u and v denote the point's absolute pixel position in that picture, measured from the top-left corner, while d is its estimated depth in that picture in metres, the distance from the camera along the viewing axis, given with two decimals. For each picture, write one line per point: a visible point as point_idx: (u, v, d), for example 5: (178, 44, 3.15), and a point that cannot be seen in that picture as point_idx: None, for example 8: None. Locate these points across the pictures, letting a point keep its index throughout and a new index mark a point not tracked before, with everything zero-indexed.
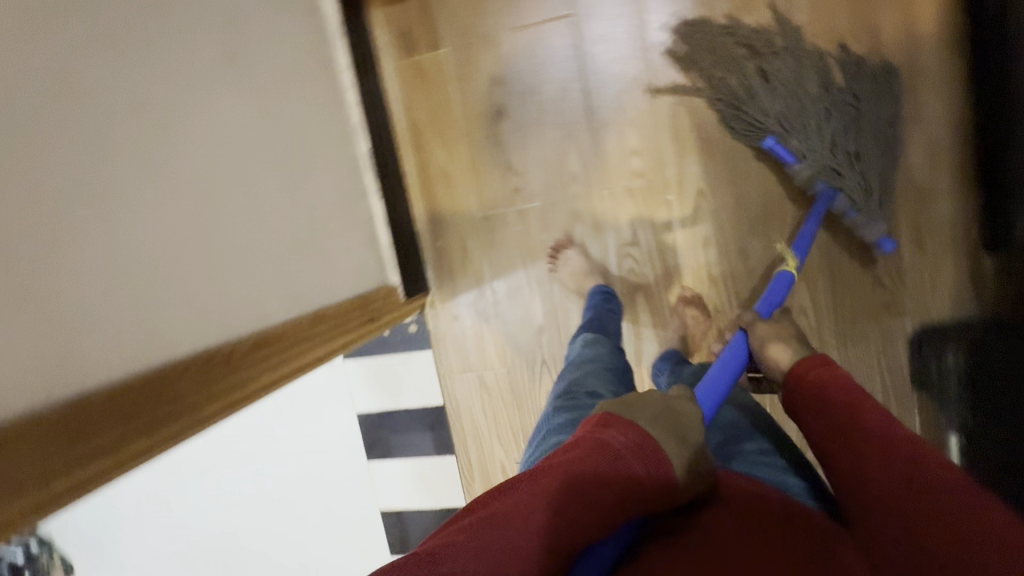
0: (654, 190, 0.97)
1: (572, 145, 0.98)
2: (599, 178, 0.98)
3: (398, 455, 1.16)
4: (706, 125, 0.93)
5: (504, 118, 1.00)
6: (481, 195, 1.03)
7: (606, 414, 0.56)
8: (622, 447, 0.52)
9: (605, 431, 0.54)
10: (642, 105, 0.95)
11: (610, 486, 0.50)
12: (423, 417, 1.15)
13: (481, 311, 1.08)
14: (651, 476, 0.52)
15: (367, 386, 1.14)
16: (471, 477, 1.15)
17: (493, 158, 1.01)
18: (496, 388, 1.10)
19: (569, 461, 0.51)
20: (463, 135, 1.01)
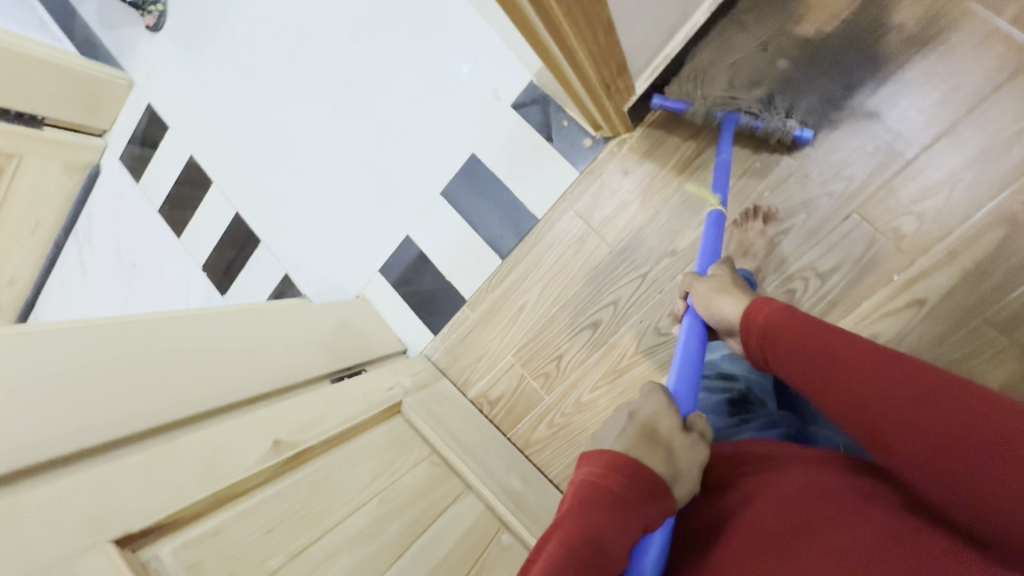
0: (890, 255, 0.88)
1: (873, 155, 0.89)
2: (858, 199, 0.89)
3: (464, 214, 1.14)
4: (989, 260, 0.85)
5: (851, 75, 0.89)
6: None
7: (583, 456, 0.57)
8: (600, 478, 0.53)
9: (583, 472, 0.56)
10: (961, 191, 0.86)
11: (597, 521, 0.50)
12: (508, 210, 1.11)
13: (645, 192, 1.01)
14: (633, 489, 0.52)
15: (501, 144, 1.10)
16: (490, 294, 1.14)
17: (805, 92, 0.91)
18: (586, 253, 1.05)
19: (574, 510, 0.51)
20: (806, 50, 0.91)
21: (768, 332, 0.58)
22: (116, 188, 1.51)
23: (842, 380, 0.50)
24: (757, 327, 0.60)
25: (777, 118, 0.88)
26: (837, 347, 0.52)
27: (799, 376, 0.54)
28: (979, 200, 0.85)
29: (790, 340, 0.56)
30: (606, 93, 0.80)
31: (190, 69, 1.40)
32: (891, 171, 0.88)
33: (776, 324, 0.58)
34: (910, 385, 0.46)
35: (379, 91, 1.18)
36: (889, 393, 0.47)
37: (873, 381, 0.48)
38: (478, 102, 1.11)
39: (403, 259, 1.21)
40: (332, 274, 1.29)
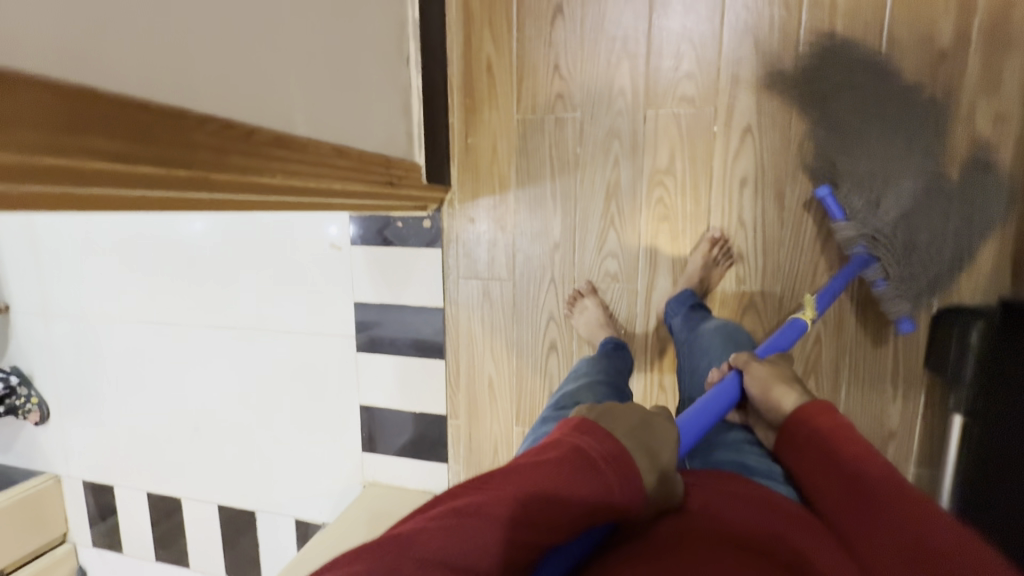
0: (701, 116, 0.93)
1: (625, 58, 0.95)
2: (645, 97, 0.95)
3: (387, 351, 1.16)
4: (771, 59, 0.89)
5: (559, 18, 0.96)
6: (521, 97, 1.00)
7: (584, 423, 0.57)
8: (599, 457, 0.53)
9: (582, 437, 0.55)
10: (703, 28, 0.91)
11: (574, 488, 0.50)
12: (416, 321, 1.13)
13: (499, 221, 1.06)
14: (619, 484, 0.53)
15: (368, 278, 1.14)
16: (459, 395, 1.14)
17: (542, 58, 0.98)
18: (499, 299, 1.08)
19: (545, 464, 0.52)
20: (517, 29, 0.98)
21: (817, 433, 0.67)
22: (109, 567, 1.46)
23: (858, 488, 0.58)
24: (819, 424, 0.67)
25: (856, 208, 0.87)
26: (871, 460, 0.60)
27: (828, 472, 0.62)
28: (724, 22, 0.90)
29: (840, 440, 0.64)
30: (390, 188, 0.83)
31: (96, 423, 1.40)
32: (648, 56, 0.94)
33: (832, 430, 0.65)
34: (903, 518, 0.53)
35: (250, 317, 1.21)
36: (886, 500, 0.55)
37: (883, 498, 0.56)
38: (327, 262, 1.15)
39: (373, 425, 1.20)
40: (330, 486, 1.26)
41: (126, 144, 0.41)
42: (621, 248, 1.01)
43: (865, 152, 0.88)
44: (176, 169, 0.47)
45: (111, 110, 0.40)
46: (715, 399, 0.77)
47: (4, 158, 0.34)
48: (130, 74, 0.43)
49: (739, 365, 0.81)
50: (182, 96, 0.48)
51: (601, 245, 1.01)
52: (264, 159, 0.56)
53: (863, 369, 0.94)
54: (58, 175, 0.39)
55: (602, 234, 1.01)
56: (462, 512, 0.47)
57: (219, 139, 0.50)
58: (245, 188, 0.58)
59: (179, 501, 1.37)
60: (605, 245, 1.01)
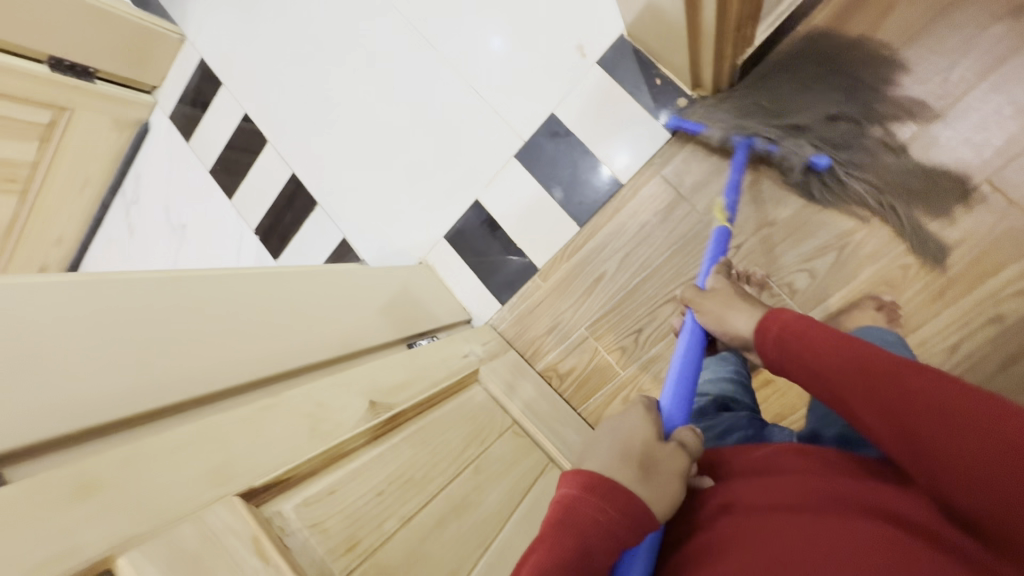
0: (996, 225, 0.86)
1: (1000, 128, 0.86)
2: (968, 166, 0.87)
3: (540, 177, 1.08)
4: None
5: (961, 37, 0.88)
6: (863, 73, 0.91)
7: (562, 473, 0.53)
8: (592, 510, 0.49)
9: (570, 488, 0.52)
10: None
11: (571, 548, 0.47)
12: (585, 177, 1.05)
13: (740, 157, 0.96)
14: (625, 525, 0.49)
15: (582, 102, 1.04)
16: (562, 265, 1.09)
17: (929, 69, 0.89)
18: (675, 220, 1.00)
19: (539, 537, 0.49)
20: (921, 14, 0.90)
21: (785, 342, 0.56)
22: (165, 148, 1.47)
23: (858, 387, 0.48)
24: (775, 337, 0.57)
25: (795, 147, 0.90)
26: (857, 357, 0.49)
27: (829, 391, 0.51)
28: None
29: (809, 351, 0.53)
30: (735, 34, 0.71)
31: (248, 23, 1.34)
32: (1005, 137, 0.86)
33: (792, 335, 0.55)
34: (939, 403, 0.44)
35: (452, 46, 1.12)
36: (898, 401, 0.46)
37: (896, 382, 0.46)
38: (560, 58, 1.05)
39: (471, 225, 1.15)
40: (393, 239, 1.23)
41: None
42: (821, 273, 0.92)
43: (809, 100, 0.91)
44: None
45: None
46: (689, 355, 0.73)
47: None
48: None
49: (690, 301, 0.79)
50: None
51: (807, 255, 0.93)
52: None
53: None
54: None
55: (818, 249, 0.92)
56: None
57: None
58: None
59: (264, 143, 1.36)
60: (810, 258, 0.93)
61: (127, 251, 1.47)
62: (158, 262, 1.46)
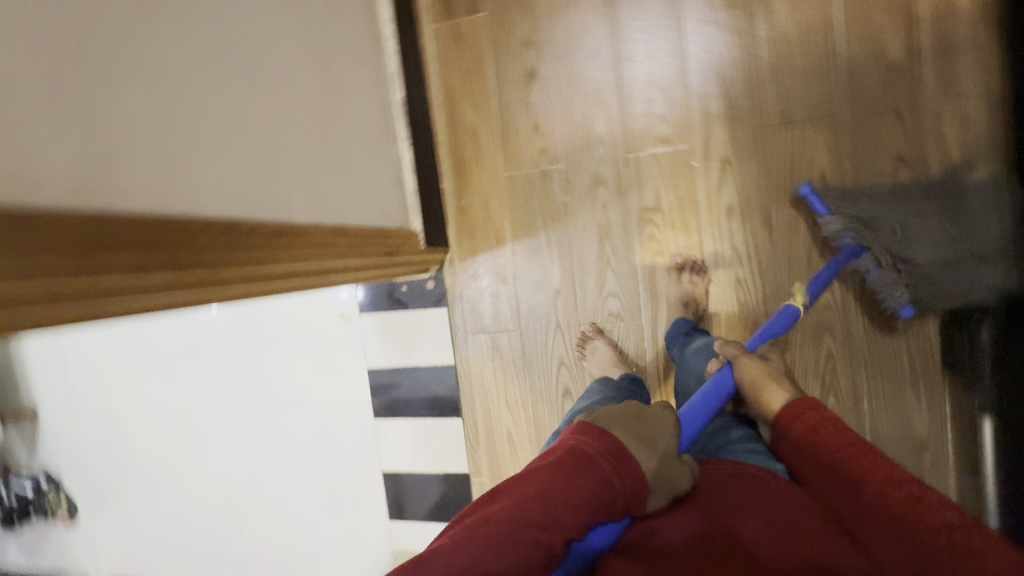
0: (677, 158, 0.98)
1: (612, 106, 1.01)
2: (623, 143, 1.01)
3: (404, 414, 1.16)
4: (740, 101, 0.95)
5: (530, 87, 1.04)
6: (508, 157, 1.06)
7: (584, 424, 0.62)
8: (597, 454, 0.57)
9: (578, 437, 0.60)
10: (669, 70, 0.97)
11: (574, 488, 0.55)
12: (431, 385, 1.15)
13: (500, 275, 1.09)
14: (619, 477, 0.56)
15: (378, 344, 1.16)
16: (480, 452, 1.13)
17: (526, 121, 1.05)
18: (509, 349, 1.09)
19: (545, 467, 0.57)
20: (495, 99, 1.06)
21: (807, 426, 0.66)
22: None
23: (837, 477, 0.59)
24: (803, 416, 0.67)
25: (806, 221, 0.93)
26: (858, 456, 0.60)
27: (815, 472, 0.62)
28: (685, 76, 0.97)
29: (822, 438, 0.64)
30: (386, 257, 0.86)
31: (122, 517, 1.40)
32: (623, 109, 1.00)
33: (821, 426, 0.65)
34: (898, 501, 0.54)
35: (266, 397, 1.23)
36: (859, 494, 0.57)
37: (875, 478, 0.57)
38: (337, 332, 1.18)
39: (396, 491, 1.19)
40: (358, 561, 1.23)
41: (137, 266, 0.46)
42: (621, 286, 1.03)
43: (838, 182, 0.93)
44: (175, 282, 0.51)
45: (126, 228, 0.45)
46: (712, 397, 0.76)
47: (26, 301, 0.40)
48: (141, 202, 0.48)
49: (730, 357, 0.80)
50: (191, 207, 0.53)
51: (601, 286, 1.03)
52: (261, 245, 0.60)
53: (881, 380, 0.92)
54: (79, 295, 0.44)
55: (601, 275, 1.03)
56: (493, 528, 0.51)
57: (218, 238, 0.54)
58: (246, 280, 0.61)
59: None
60: (606, 284, 1.03)
61: None
62: None
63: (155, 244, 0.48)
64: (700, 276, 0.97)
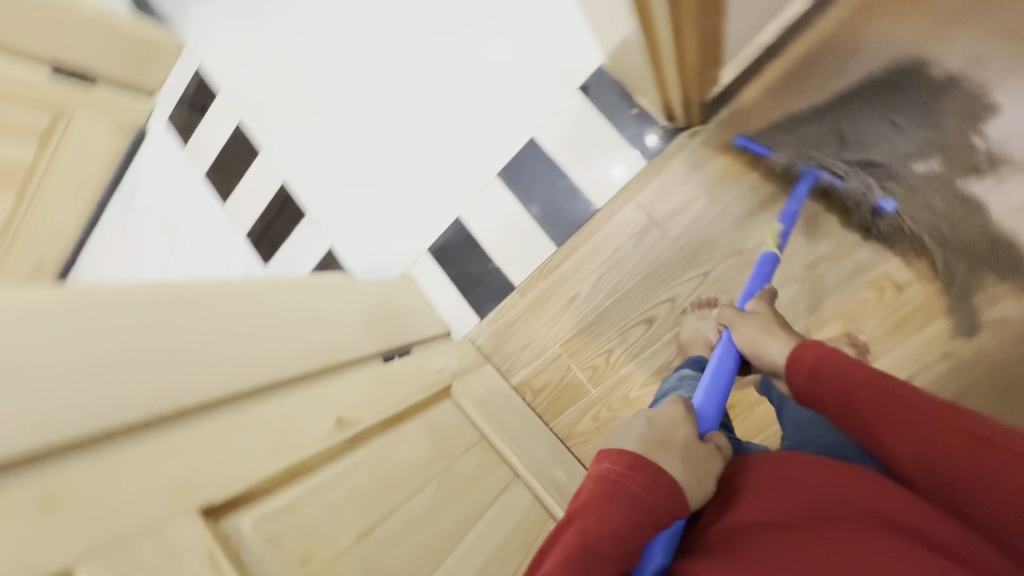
0: (957, 268, 0.88)
1: (960, 171, 0.88)
2: (934, 209, 0.88)
3: (518, 196, 1.11)
4: None
5: (921, 85, 0.89)
6: (836, 110, 0.92)
7: (603, 450, 0.59)
8: (621, 475, 0.55)
9: (603, 463, 0.57)
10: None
11: (620, 518, 0.52)
12: (562, 202, 1.09)
13: (711, 189, 1.00)
14: (659, 494, 0.54)
15: (562, 129, 1.07)
16: (539, 285, 1.12)
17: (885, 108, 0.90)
18: (647, 245, 1.03)
19: (581, 507, 0.54)
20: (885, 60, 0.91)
21: (817, 373, 0.57)
22: (160, 149, 1.50)
23: (889, 427, 0.51)
24: (805, 366, 0.58)
25: (862, 183, 0.89)
26: (857, 387, 0.54)
27: (844, 418, 0.54)
28: None
29: (843, 384, 0.55)
30: (677, 74, 0.77)
31: (245, 31, 1.37)
32: (966, 185, 0.87)
33: (826, 365, 0.57)
34: (942, 432, 0.48)
35: (437, 66, 1.15)
36: (902, 437, 0.50)
37: (929, 424, 0.49)
38: (543, 82, 1.08)
39: (453, 239, 1.18)
40: (378, 253, 1.27)
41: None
42: (785, 302, 0.95)
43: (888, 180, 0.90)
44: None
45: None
46: (720, 371, 0.76)
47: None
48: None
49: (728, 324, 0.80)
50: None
51: (770, 284, 0.96)
52: None
53: None
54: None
55: (783, 280, 0.96)
56: None
57: None
58: None
59: (257, 152, 1.39)
60: (776, 288, 0.96)
61: (118, 253, 1.51)
62: (148, 264, 1.51)
63: None
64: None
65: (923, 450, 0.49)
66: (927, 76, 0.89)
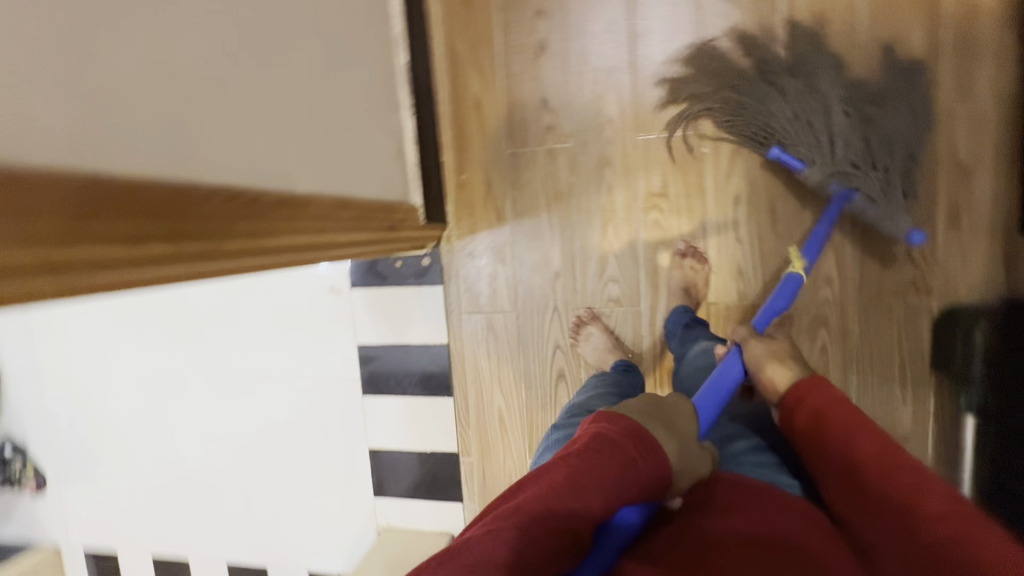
0: (687, 143, 0.96)
1: (616, 83, 0.98)
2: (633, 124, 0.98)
3: (392, 391, 1.14)
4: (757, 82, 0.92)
5: (534, 61, 1.00)
6: (511, 132, 1.02)
7: (602, 412, 0.63)
8: (618, 435, 0.59)
9: (601, 425, 0.61)
10: (687, 53, 0.94)
11: (605, 469, 0.56)
12: (422, 367, 1.13)
13: (499, 255, 1.06)
14: (647, 459, 0.58)
15: (370, 321, 1.13)
16: (470, 434, 1.12)
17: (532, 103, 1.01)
18: (504, 332, 1.07)
19: (567, 457, 0.57)
20: (500, 68, 1.01)
21: (812, 409, 0.67)
22: None
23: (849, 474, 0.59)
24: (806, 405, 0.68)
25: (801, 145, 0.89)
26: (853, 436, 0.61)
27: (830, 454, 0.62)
28: (698, 53, 0.93)
29: (833, 426, 0.63)
30: (387, 239, 0.84)
31: (94, 485, 1.35)
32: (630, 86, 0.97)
33: (830, 406, 0.66)
34: (894, 492, 0.54)
35: (248, 369, 1.20)
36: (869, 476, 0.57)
37: (885, 475, 0.56)
38: (327, 306, 1.14)
39: (383, 468, 1.18)
40: (343, 537, 1.22)
41: (140, 236, 0.45)
42: (622, 271, 1.01)
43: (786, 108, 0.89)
44: (183, 251, 0.50)
45: (117, 196, 0.42)
46: (726, 379, 0.78)
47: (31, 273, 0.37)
48: (135, 164, 0.46)
49: (739, 340, 0.82)
50: (182, 172, 0.51)
51: (601, 271, 1.02)
52: (262, 223, 0.58)
53: (872, 371, 0.94)
54: (81, 269, 0.41)
55: (604, 259, 1.02)
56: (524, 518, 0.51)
57: (219, 216, 0.53)
58: (253, 256, 0.60)
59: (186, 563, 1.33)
60: (607, 269, 1.02)
61: None
62: None
63: (155, 215, 0.46)
64: (702, 264, 0.96)
65: (875, 492, 0.56)
66: (532, 49, 1.00)
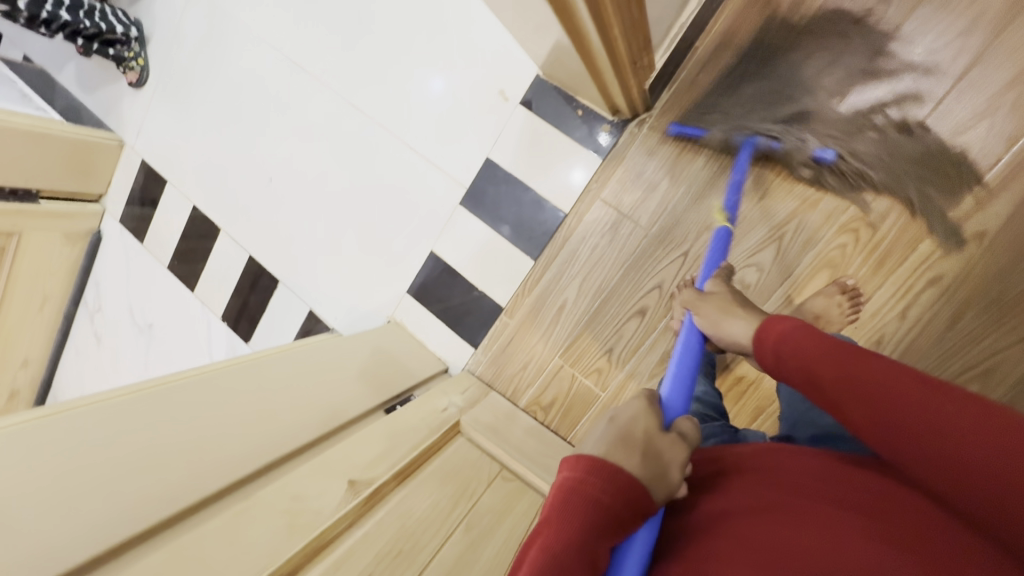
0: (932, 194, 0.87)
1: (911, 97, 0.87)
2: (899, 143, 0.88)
3: (487, 219, 1.11)
4: None
5: (851, 24, 0.89)
6: (781, 66, 0.92)
7: (562, 459, 0.54)
8: (575, 484, 0.51)
9: (559, 477, 0.53)
10: (1004, 120, 0.85)
11: (574, 525, 0.48)
12: (527, 220, 1.08)
13: (673, 170, 0.99)
14: (612, 492, 0.50)
15: (515, 144, 1.07)
16: (525, 301, 1.11)
17: (818, 52, 0.90)
18: (621, 240, 1.02)
19: (533, 533, 0.50)
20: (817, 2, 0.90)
21: (780, 355, 0.58)
22: (120, 250, 1.48)
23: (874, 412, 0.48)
24: (768, 347, 0.59)
25: (796, 138, 0.88)
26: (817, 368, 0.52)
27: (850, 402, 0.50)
28: (1002, 128, 0.85)
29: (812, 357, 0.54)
30: (627, 74, 0.77)
31: (184, 114, 1.36)
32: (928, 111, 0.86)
33: (788, 340, 0.57)
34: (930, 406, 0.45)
35: (378, 109, 1.15)
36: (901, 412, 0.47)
37: (875, 400, 0.48)
38: (486, 106, 1.08)
39: (431, 275, 1.17)
40: (360, 305, 1.25)
41: None
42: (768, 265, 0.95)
43: (786, 67, 0.91)
44: None
45: None
46: (688, 350, 0.75)
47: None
48: None
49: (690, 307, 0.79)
50: None
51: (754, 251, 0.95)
52: None
53: None
54: None
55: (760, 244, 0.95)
56: None
57: None
58: None
59: (218, 233, 1.36)
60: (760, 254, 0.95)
61: (104, 360, 1.52)
62: (131, 366, 1.50)
63: None
64: (853, 309, 0.87)
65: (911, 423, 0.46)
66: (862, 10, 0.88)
